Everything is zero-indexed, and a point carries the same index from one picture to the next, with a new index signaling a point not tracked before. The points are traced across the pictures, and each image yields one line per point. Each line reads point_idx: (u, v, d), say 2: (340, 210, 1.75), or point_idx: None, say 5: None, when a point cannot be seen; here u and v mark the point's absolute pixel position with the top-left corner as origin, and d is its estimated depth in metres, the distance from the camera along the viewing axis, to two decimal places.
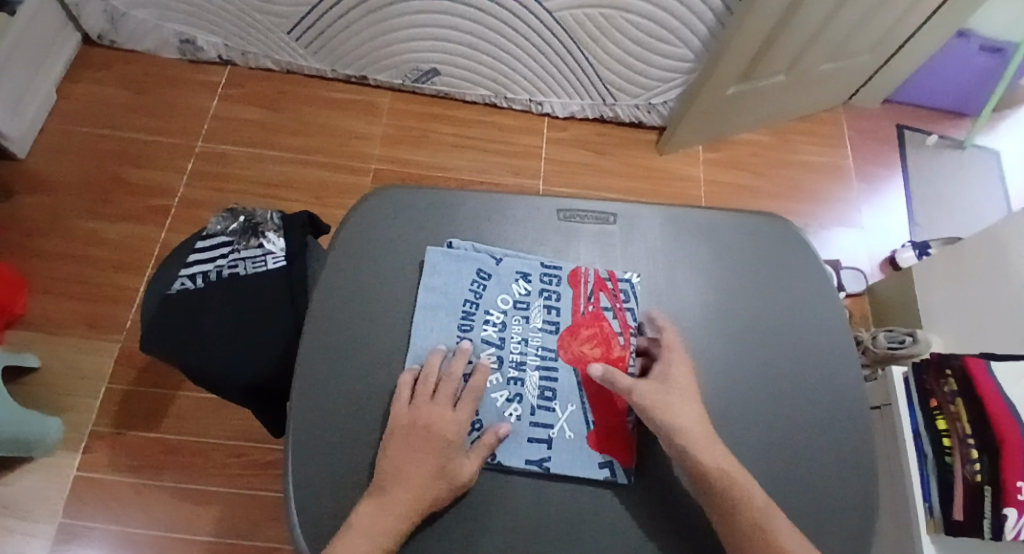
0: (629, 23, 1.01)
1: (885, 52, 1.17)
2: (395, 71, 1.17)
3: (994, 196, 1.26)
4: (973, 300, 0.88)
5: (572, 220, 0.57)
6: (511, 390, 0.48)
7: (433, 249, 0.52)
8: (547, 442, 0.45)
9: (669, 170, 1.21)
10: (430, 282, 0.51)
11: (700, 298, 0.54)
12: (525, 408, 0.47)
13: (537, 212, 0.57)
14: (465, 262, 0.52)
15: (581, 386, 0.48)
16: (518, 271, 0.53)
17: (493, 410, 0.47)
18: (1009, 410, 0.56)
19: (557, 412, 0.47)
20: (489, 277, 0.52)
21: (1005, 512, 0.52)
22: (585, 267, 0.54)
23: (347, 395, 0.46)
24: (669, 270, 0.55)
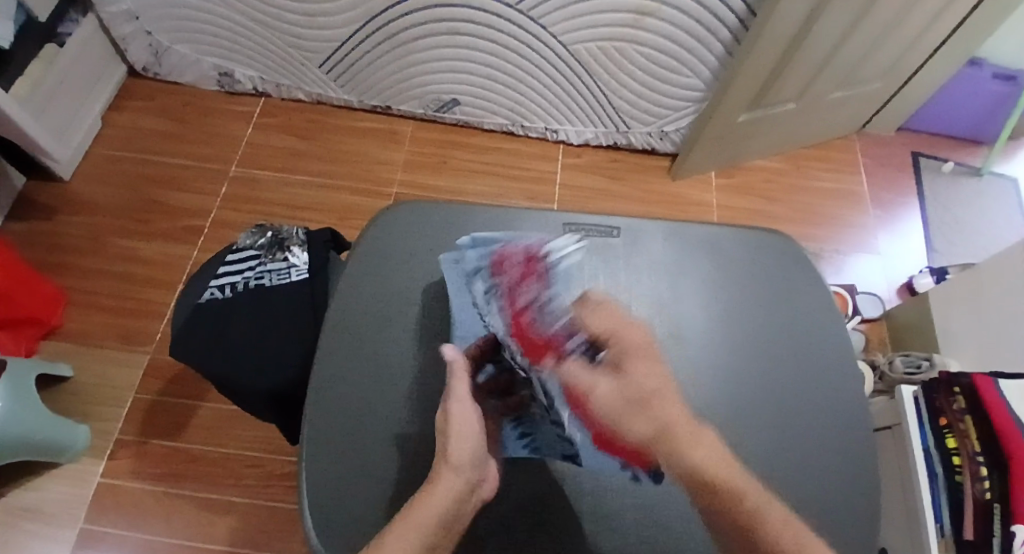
0: (641, 55, 1.05)
1: (896, 81, 1.19)
2: (417, 101, 1.23)
3: (1015, 223, 1.25)
4: (990, 324, 0.87)
5: (577, 232, 0.60)
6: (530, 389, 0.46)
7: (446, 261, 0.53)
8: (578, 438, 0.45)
9: (682, 196, 1.23)
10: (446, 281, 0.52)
11: (701, 307, 0.56)
12: None
13: (544, 226, 0.59)
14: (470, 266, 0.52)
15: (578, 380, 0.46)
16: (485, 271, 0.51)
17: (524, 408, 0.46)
18: (1017, 426, 0.54)
19: None
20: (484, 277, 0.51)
21: (1015, 530, 0.49)
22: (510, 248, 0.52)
23: (359, 394, 0.50)
24: (671, 281, 0.57)
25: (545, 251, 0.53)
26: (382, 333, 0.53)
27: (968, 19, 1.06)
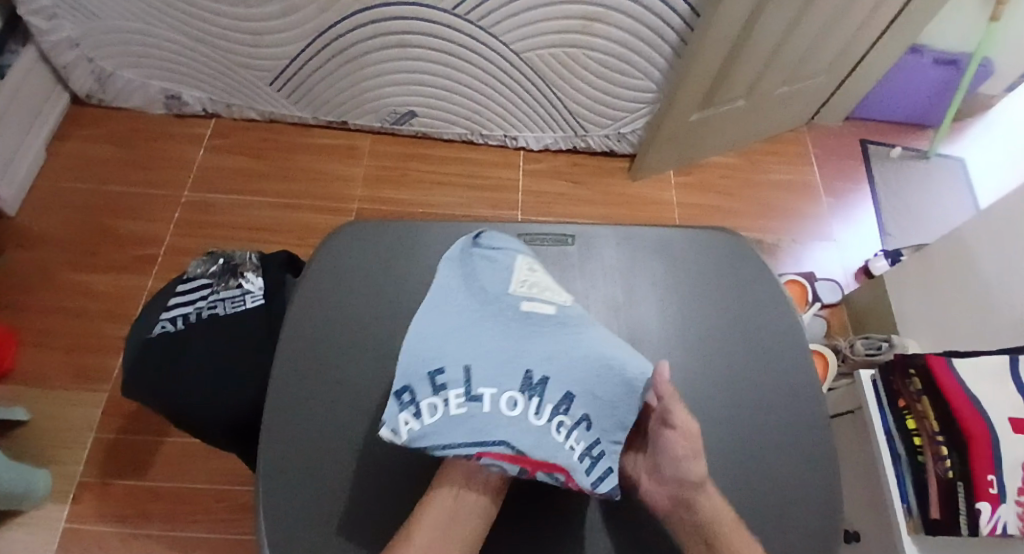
0: (593, 59, 1.06)
1: (840, 73, 1.23)
2: (374, 115, 1.21)
3: (963, 202, 1.29)
4: (945, 302, 0.89)
5: (532, 243, 0.59)
6: (555, 419, 0.39)
7: (458, 253, 0.47)
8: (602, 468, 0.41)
9: (644, 195, 1.24)
10: (440, 277, 0.46)
11: (657, 308, 0.56)
12: (583, 438, 0.40)
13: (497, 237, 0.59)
14: (482, 261, 0.47)
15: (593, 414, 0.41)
16: (475, 276, 0.45)
17: (555, 448, 0.39)
18: (973, 405, 0.56)
19: (596, 436, 0.41)
20: (490, 275, 0.45)
21: (979, 507, 0.51)
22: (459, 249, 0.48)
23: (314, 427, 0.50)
24: (626, 284, 0.57)
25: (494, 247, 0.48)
26: None
27: (904, 10, 1.10)
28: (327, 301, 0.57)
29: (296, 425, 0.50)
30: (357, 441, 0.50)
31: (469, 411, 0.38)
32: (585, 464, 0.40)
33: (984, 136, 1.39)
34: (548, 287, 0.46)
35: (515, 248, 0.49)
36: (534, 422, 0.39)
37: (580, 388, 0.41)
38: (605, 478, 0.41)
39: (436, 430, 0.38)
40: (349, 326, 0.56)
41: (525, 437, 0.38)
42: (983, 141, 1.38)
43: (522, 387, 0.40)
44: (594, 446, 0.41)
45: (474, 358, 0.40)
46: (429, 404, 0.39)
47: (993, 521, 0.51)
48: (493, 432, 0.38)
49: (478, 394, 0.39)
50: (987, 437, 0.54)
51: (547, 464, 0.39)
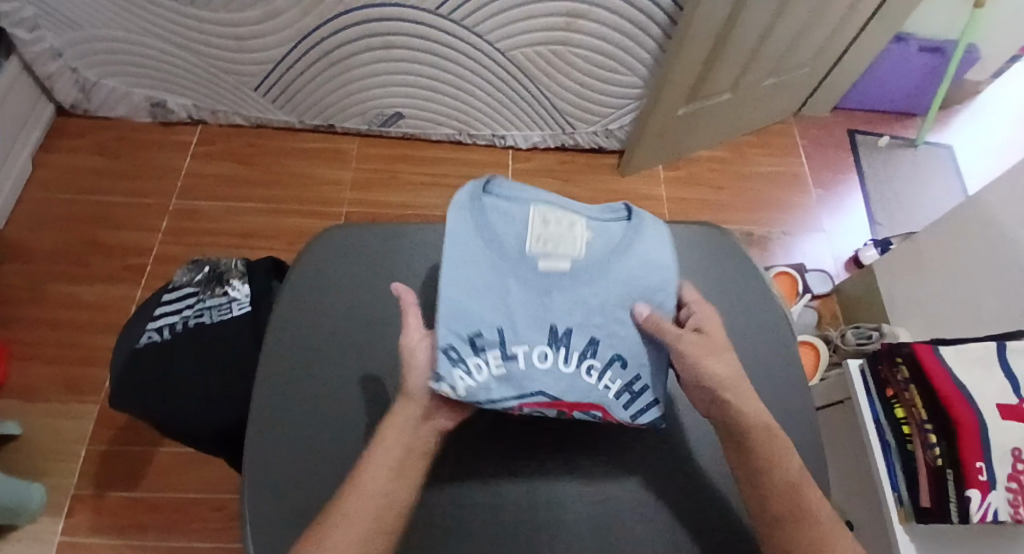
0: (578, 56, 1.06)
1: (825, 64, 1.23)
2: (361, 117, 1.21)
3: (952, 189, 1.30)
4: (934, 290, 0.90)
5: None
6: (585, 362, 0.42)
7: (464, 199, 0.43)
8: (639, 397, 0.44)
9: (634, 191, 1.24)
10: (450, 225, 0.42)
11: None
12: (615, 376, 0.43)
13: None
14: (490, 208, 0.43)
15: (622, 352, 0.43)
16: (485, 227, 0.42)
17: (589, 390, 0.42)
18: (959, 391, 0.56)
19: (630, 371, 0.43)
20: (501, 226, 0.42)
21: (968, 494, 0.51)
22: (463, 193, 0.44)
23: (301, 435, 0.51)
24: None
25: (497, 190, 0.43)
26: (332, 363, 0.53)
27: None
28: (310, 311, 0.57)
29: (284, 432, 0.51)
30: (345, 446, 0.50)
31: (509, 368, 0.41)
32: (623, 399, 0.43)
33: (972, 123, 1.39)
34: (566, 236, 0.42)
35: (528, 195, 0.44)
36: (565, 369, 0.41)
37: (607, 332, 0.42)
38: (645, 410, 0.44)
39: (485, 386, 0.41)
40: (335, 332, 0.56)
41: (560, 383, 0.41)
42: (971, 128, 1.38)
43: (550, 340, 0.41)
44: (633, 382, 0.43)
45: (507, 317, 0.41)
46: (467, 365, 0.41)
47: (983, 509, 0.51)
48: (534, 382, 0.41)
49: (512, 353, 0.41)
50: (975, 423, 0.53)
51: (584, 404, 0.42)
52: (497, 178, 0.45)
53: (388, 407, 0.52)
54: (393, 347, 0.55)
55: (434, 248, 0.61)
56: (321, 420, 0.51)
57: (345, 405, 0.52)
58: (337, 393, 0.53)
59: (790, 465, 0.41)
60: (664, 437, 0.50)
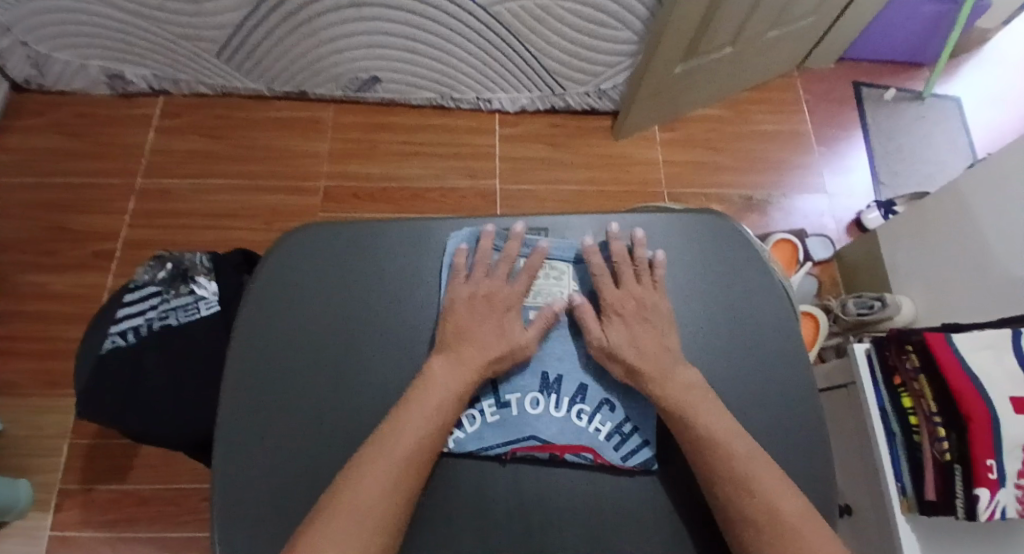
0: (565, 11, 0.98)
1: (832, 12, 1.15)
2: (334, 83, 1.13)
3: (959, 143, 1.24)
4: (940, 257, 0.86)
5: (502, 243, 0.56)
6: (574, 408, 0.49)
7: (457, 243, 0.55)
8: (626, 438, 0.47)
9: (627, 155, 1.18)
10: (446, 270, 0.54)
11: None
12: (607, 422, 0.48)
13: (459, 233, 0.56)
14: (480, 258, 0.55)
15: (607, 395, 0.50)
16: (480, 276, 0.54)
17: (577, 430, 0.48)
18: (971, 382, 0.53)
19: (617, 412, 0.49)
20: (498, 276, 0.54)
21: (976, 493, 0.49)
22: (454, 238, 0.56)
23: (275, 460, 0.47)
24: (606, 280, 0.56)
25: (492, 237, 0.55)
26: (309, 376, 0.50)
27: None
28: (276, 313, 0.53)
29: (259, 452, 0.47)
30: (323, 461, 0.47)
31: (503, 416, 0.48)
32: (612, 440, 0.47)
33: (982, 72, 1.32)
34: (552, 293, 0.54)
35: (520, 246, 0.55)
36: (555, 414, 0.48)
37: (591, 379, 0.50)
38: (634, 450, 0.47)
39: (477, 433, 0.47)
40: (309, 337, 0.52)
41: (550, 428, 0.47)
42: (980, 78, 1.31)
43: (541, 386, 0.50)
44: (622, 425, 0.48)
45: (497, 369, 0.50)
46: (468, 415, 0.48)
47: (992, 507, 0.49)
48: (525, 427, 0.47)
49: (507, 400, 0.49)
50: (988, 420, 0.51)
51: (574, 445, 0.47)
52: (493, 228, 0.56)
53: (370, 419, 0.49)
54: (373, 352, 0.51)
55: (413, 241, 0.56)
56: (294, 438, 0.48)
57: (321, 418, 0.49)
58: (313, 404, 0.49)
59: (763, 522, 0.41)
60: (656, 478, 0.47)
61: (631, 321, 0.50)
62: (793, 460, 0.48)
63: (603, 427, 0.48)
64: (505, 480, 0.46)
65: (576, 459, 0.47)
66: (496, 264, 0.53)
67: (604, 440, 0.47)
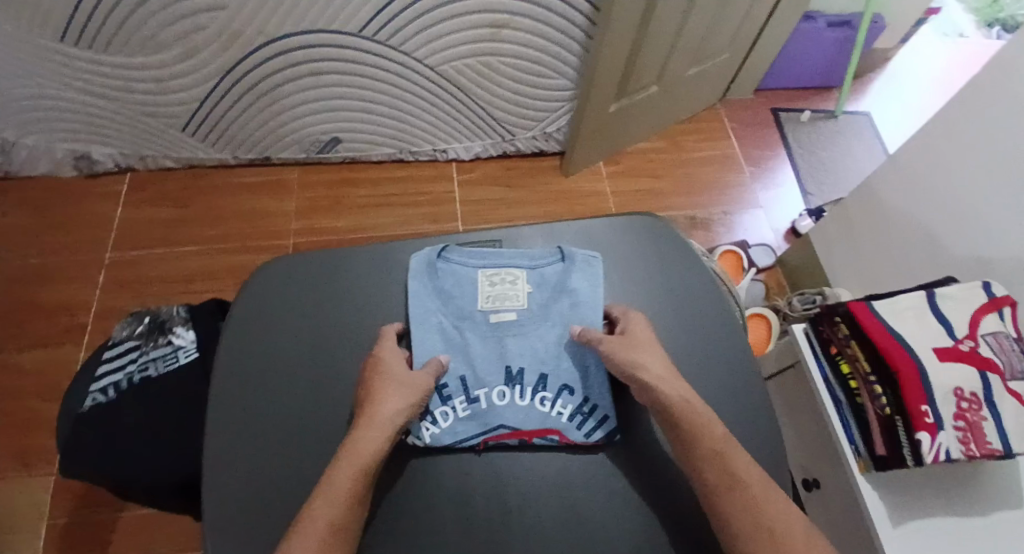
0: (505, 65, 1.08)
1: (743, 48, 1.29)
2: (297, 146, 1.19)
3: (874, 153, 1.37)
4: (867, 250, 0.95)
5: (464, 255, 0.59)
6: (538, 397, 0.54)
7: (419, 262, 0.59)
8: (585, 415, 0.53)
9: (579, 189, 1.27)
10: (411, 285, 0.58)
11: (595, 296, 0.58)
12: (570, 404, 0.54)
13: (419, 254, 0.60)
14: (442, 271, 0.59)
15: (568, 382, 0.55)
16: (443, 286, 0.58)
17: (542, 417, 0.53)
18: (897, 341, 0.59)
19: (579, 393, 0.54)
20: (458, 285, 0.58)
21: (919, 437, 0.54)
22: (416, 256, 0.60)
23: (264, 481, 0.49)
24: (566, 273, 0.58)
25: (444, 253, 0.60)
26: (290, 400, 0.53)
27: None
28: (256, 342, 0.56)
29: (247, 475, 0.50)
30: (315, 471, 0.50)
31: (473, 410, 0.53)
32: (574, 421, 0.52)
33: (885, 90, 1.48)
34: (509, 296, 0.57)
35: (476, 260, 0.59)
36: (520, 403, 0.53)
37: (551, 369, 0.55)
38: (595, 428, 0.52)
39: (451, 429, 0.52)
40: (289, 363, 0.55)
41: (517, 416, 0.53)
42: (884, 95, 1.47)
43: (506, 381, 0.55)
44: (583, 405, 0.53)
45: (467, 368, 0.55)
46: (440, 413, 0.52)
47: (935, 449, 0.54)
48: (494, 418, 0.52)
49: (475, 397, 0.54)
50: (917, 372, 0.56)
51: (540, 429, 0.52)
52: (450, 247, 0.60)
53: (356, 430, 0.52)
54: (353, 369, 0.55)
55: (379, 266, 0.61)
56: (285, 455, 0.51)
57: (305, 438, 0.52)
58: (302, 422, 0.52)
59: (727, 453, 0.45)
60: (618, 450, 0.52)
61: (644, 351, 0.51)
62: (747, 427, 0.53)
63: (566, 409, 0.53)
64: (480, 471, 0.51)
65: (544, 441, 0.52)
66: (440, 277, 0.58)
67: (570, 424, 0.52)
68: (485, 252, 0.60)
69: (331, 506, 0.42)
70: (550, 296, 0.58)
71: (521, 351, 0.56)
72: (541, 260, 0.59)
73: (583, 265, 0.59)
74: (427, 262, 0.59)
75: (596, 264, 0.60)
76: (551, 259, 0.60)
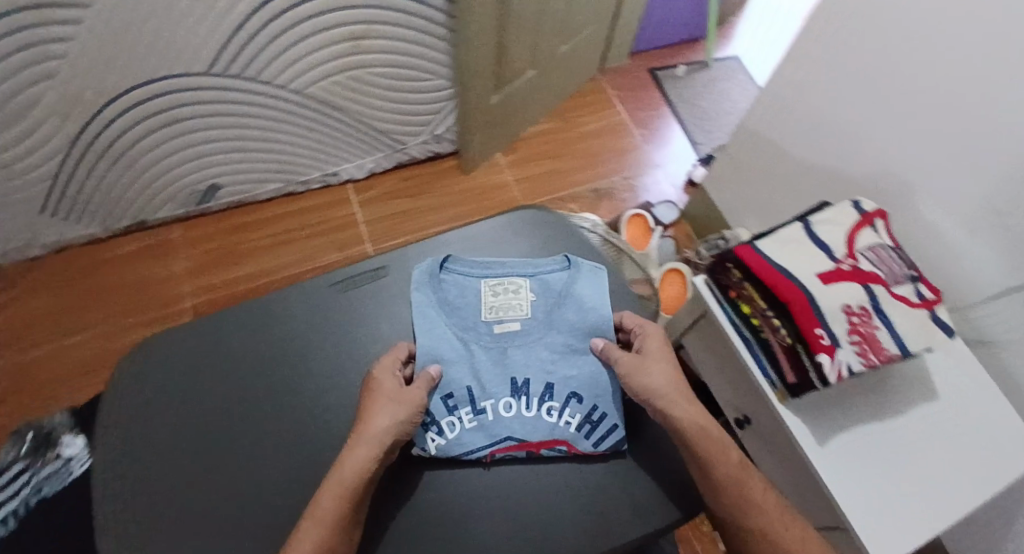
0: (374, 76, 1.04)
1: (608, 16, 1.30)
2: (175, 202, 1.11)
3: (749, 93, 1.44)
4: (757, 189, 1.00)
5: (473, 269, 0.68)
6: (544, 409, 0.61)
7: (428, 277, 0.67)
8: (588, 425, 0.61)
9: (482, 184, 1.27)
10: (417, 296, 0.66)
11: (589, 303, 0.66)
12: (573, 416, 0.61)
13: (424, 265, 0.68)
14: (450, 284, 0.67)
15: (574, 392, 0.62)
16: (450, 297, 0.66)
17: (548, 427, 0.60)
18: (783, 275, 0.61)
19: (583, 403, 0.62)
20: (463, 300, 0.66)
21: (820, 360, 0.57)
22: (422, 268, 0.68)
23: None
24: (568, 280, 0.67)
25: (454, 264, 0.68)
26: None
27: None
28: None
29: None
30: None
31: (480, 421, 0.61)
32: (582, 431, 0.60)
33: (747, 31, 1.55)
34: (511, 309, 0.66)
35: (479, 273, 0.68)
36: (527, 414, 0.61)
37: (555, 379, 0.63)
38: (602, 438, 0.60)
39: (458, 439, 0.59)
40: None
41: (525, 427, 0.60)
42: (747, 36, 1.54)
43: (513, 392, 0.62)
44: (587, 414, 0.61)
45: (472, 379, 0.62)
46: (447, 423, 0.60)
47: (836, 367, 0.56)
48: (502, 429, 0.60)
49: (482, 408, 0.61)
50: (806, 299, 0.59)
51: (548, 441, 0.60)
52: (452, 261, 0.68)
53: None
54: None
55: None
56: None
57: None
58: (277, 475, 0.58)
59: (729, 462, 0.53)
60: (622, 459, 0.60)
61: (655, 364, 0.59)
62: None
63: (570, 417, 0.61)
64: (485, 481, 0.59)
65: (551, 451, 0.60)
66: (448, 290, 0.67)
67: (574, 430, 0.60)
68: (489, 266, 0.69)
69: (319, 528, 0.47)
70: (552, 305, 0.66)
71: (525, 362, 0.63)
72: (545, 274, 0.68)
73: (584, 277, 0.68)
74: (431, 273, 0.67)
75: (598, 277, 0.68)
76: (552, 270, 0.68)
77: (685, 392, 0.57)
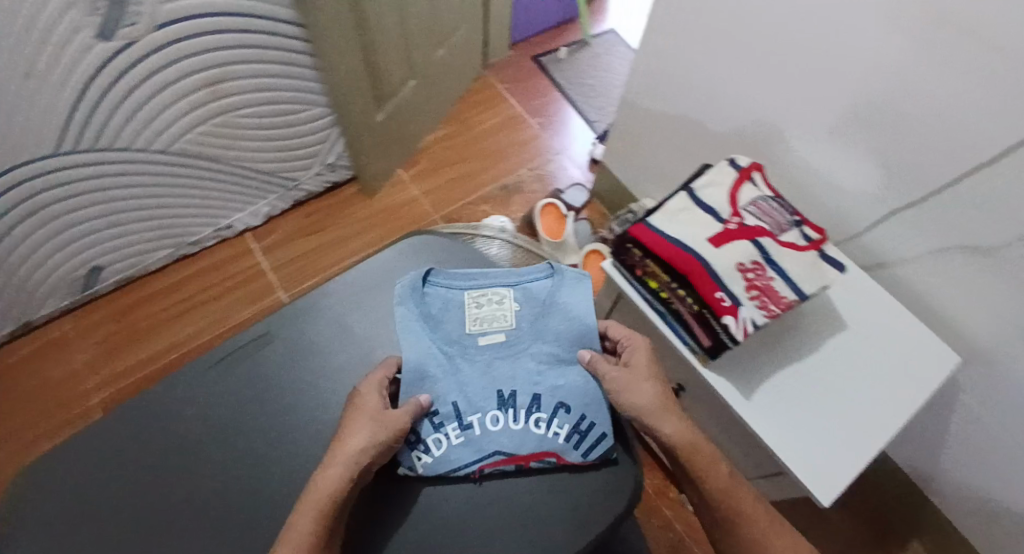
0: (246, 119, 0.98)
1: (476, 14, 1.29)
2: (57, 294, 1.02)
3: (630, 62, 1.47)
4: (652, 157, 1.02)
5: (459, 281, 0.64)
6: (534, 421, 0.59)
7: (409, 290, 0.62)
8: (577, 434, 0.59)
9: (389, 203, 1.23)
10: (399, 307, 0.62)
11: (580, 307, 0.63)
12: (563, 425, 0.59)
13: (407, 276, 0.63)
14: (431, 299, 0.63)
15: (565, 401, 0.60)
16: (432, 311, 0.62)
17: (538, 438, 0.58)
18: (678, 247, 0.62)
19: (572, 413, 0.59)
20: (444, 315, 0.62)
21: (725, 322, 0.59)
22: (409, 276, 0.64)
23: None
24: (555, 287, 0.64)
25: (437, 276, 0.64)
26: None
27: None
28: None
29: None
30: None
31: (468, 436, 0.58)
32: (571, 441, 0.58)
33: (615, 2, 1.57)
34: (496, 320, 0.62)
35: (462, 283, 0.64)
36: (515, 427, 0.58)
37: (543, 389, 0.60)
38: (591, 448, 0.59)
39: (445, 456, 0.58)
40: None
41: (514, 440, 0.58)
42: (616, 7, 1.57)
43: (500, 404, 0.59)
44: (577, 424, 0.59)
45: (458, 396, 0.59)
46: (434, 441, 0.58)
47: (741, 325, 0.58)
48: (490, 443, 0.58)
49: (469, 425, 0.59)
50: (702, 267, 0.60)
51: (538, 453, 0.58)
52: (436, 271, 0.64)
53: None
54: None
55: None
56: None
57: None
58: None
59: (719, 476, 0.54)
60: (613, 468, 0.59)
61: (642, 379, 0.57)
62: None
63: (560, 426, 0.59)
64: (469, 496, 0.58)
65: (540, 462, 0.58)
66: (433, 302, 0.63)
67: (562, 440, 0.58)
68: (472, 275, 0.65)
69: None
70: (540, 313, 0.63)
71: (511, 374, 0.60)
72: (533, 280, 0.65)
73: (572, 283, 0.65)
74: (413, 286, 0.62)
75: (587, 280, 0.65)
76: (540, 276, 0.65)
77: (671, 405, 0.56)
